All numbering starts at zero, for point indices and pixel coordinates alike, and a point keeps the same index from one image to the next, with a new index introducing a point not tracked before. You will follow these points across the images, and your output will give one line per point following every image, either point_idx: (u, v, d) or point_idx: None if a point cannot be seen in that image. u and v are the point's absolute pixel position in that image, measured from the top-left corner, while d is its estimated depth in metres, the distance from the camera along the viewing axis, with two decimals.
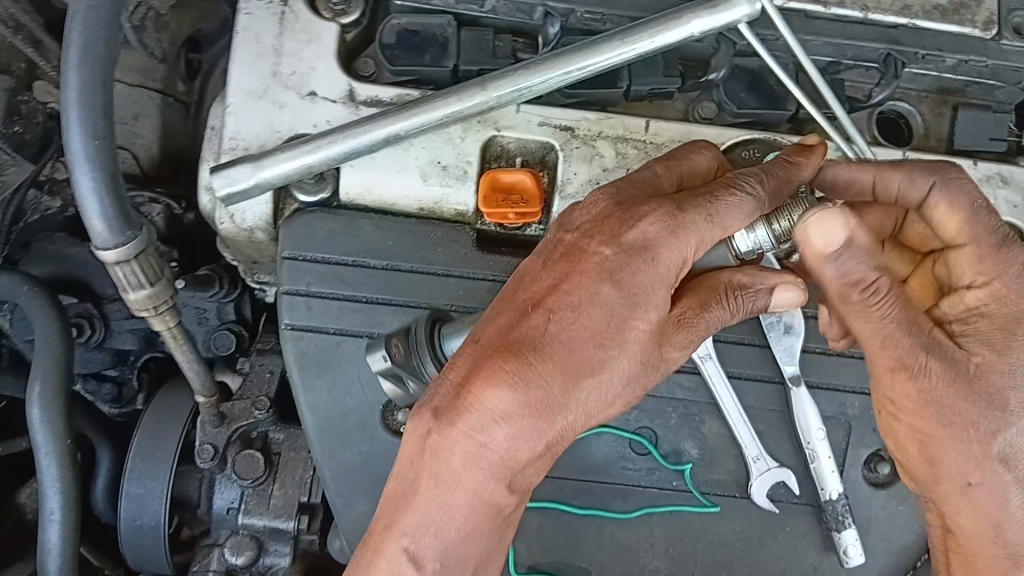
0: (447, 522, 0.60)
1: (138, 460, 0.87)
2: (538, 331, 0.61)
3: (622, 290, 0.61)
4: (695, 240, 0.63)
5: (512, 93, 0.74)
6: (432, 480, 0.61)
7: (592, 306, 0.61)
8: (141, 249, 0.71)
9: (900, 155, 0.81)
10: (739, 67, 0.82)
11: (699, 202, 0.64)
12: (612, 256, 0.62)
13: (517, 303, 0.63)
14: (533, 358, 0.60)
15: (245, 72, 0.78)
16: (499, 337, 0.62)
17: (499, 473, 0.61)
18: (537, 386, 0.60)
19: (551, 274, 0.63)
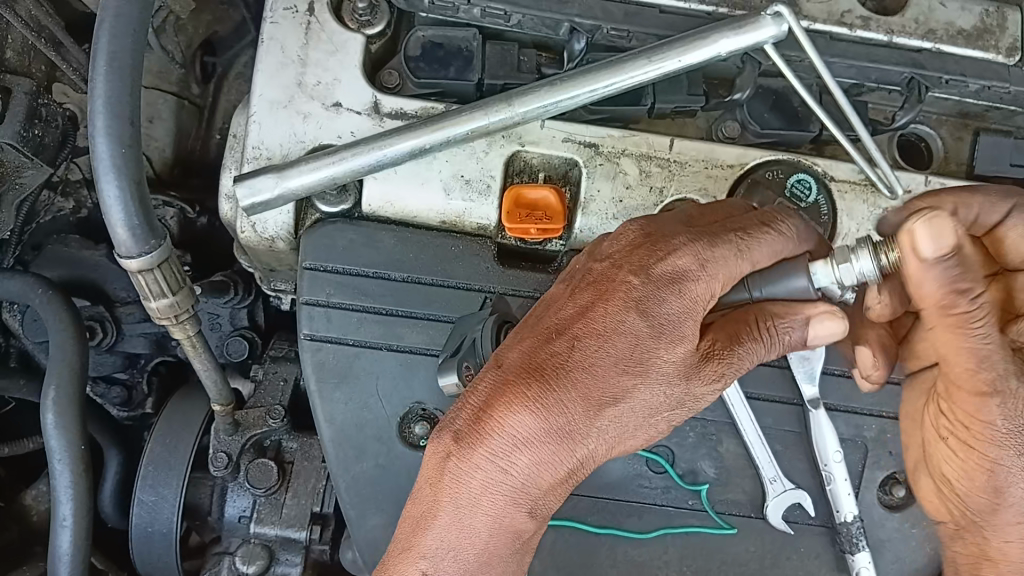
0: (467, 543, 0.62)
1: (151, 468, 0.86)
2: (561, 359, 0.61)
3: (648, 321, 0.60)
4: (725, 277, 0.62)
5: (539, 109, 0.73)
6: (453, 505, 0.61)
7: (616, 336, 0.60)
8: (164, 258, 0.70)
9: (922, 179, 0.81)
10: (763, 86, 0.82)
11: (731, 238, 0.64)
12: (638, 286, 0.61)
13: (542, 329, 0.63)
14: (557, 386, 0.60)
15: (270, 81, 0.78)
16: (522, 364, 0.61)
17: (519, 497, 0.61)
18: (560, 414, 0.60)
19: (577, 302, 0.63)
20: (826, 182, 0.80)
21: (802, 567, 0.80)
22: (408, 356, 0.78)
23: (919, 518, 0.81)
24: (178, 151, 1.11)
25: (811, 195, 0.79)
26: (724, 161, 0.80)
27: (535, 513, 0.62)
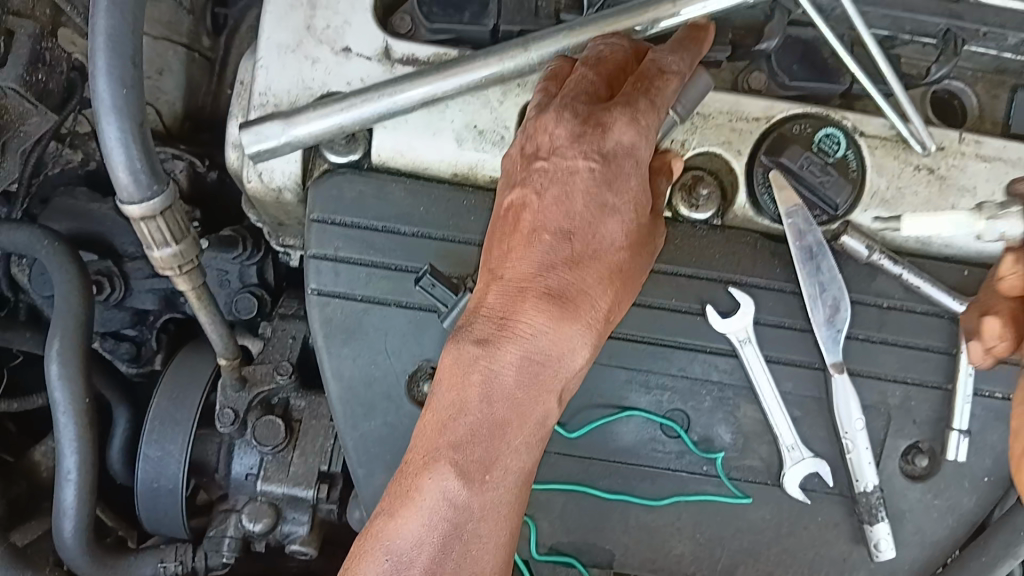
0: (494, 442, 0.60)
1: (157, 423, 0.85)
2: (555, 247, 0.61)
3: (618, 192, 0.61)
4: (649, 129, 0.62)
5: (556, 55, 0.70)
6: (473, 407, 0.60)
7: (606, 214, 0.61)
8: (168, 206, 0.68)
9: (956, 135, 0.77)
10: (792, 36, 0.78)
11: (639, 96, 0.62)
12: (593, 163, 0.61)
13: (525, 227, 0.62)
14: (553, 270, 0.61)
15: (277, 25, 0.75)
16: (519, 263, 0.61)
17: (538, 383, 0.61)
18: (562, 295, 0.61)
19: (546, 197, 0.62)
20: (856, 137, 0.76)
21: (819, 536, 0.78)
22: (418, 314, 0.76)
23: (941, 488, 0.79)
24: (189, 105, 1.09)
25: (840, 150, 0.76)
26: (749, 114, 0.76)
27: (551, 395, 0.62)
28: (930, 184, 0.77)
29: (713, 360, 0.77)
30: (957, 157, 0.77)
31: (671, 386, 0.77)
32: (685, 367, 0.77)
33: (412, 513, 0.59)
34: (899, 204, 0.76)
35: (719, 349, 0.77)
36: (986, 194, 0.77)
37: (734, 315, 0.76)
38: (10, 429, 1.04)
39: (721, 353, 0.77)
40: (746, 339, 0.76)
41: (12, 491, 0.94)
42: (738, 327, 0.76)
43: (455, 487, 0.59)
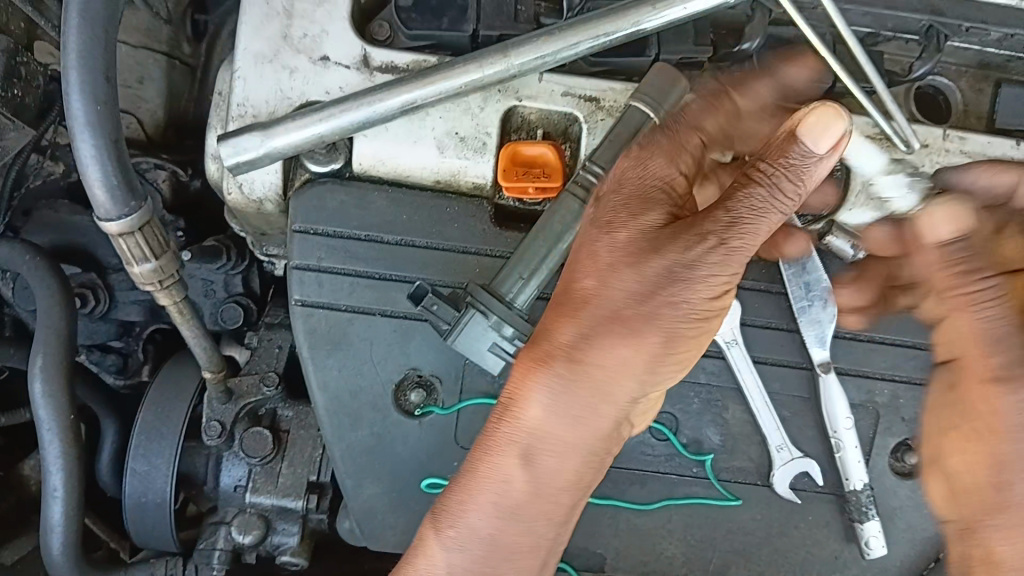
0: (519, 526, 0.66)
1: (143, 437, 0.84)
2: (628, 365, 0.63)
3: (700, 309, 0.63)
4: (794, 204, 0.62)
5: (536, 60, 0.70)
6: (514, 496, 0.65)
7: (675, 344, 0.63)
8: (146, 221, 0.67)
9: (940, 132, 0.77)
10: (774, 36, 0.79)
11: (781, 185, 0.61)
12: (710, 252, 0.61)
13: (607, 310, 0.64)
14: (622, 379, 0.64)
15: (254, 35, 0.74)
16: (593, 365, 0.63)
17: (576, 484, 0.67)
18: (617, 406, 0.65)
19: (623, 272, 0.63)
20: None
21: (810, 536, 0.78)
22: (403, 322, 0.75)
23: None
24: (171, 113, 1.07)
25: None
26: None
27: (583, 493, 0.68)
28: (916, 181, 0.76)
29: (700, 362, 0.77)
30: (941, 153, 0.77)
31: None
32: None
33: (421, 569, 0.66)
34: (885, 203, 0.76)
35: (706, 350, 0.77)
36: None
37: (720, 317, 0.75)
38: None
39: (708, 355, 0.77)
40: (733, 341, 0.75)
41: None
42: (725, 329, 0.75)
43: (471, 558, 0.66)
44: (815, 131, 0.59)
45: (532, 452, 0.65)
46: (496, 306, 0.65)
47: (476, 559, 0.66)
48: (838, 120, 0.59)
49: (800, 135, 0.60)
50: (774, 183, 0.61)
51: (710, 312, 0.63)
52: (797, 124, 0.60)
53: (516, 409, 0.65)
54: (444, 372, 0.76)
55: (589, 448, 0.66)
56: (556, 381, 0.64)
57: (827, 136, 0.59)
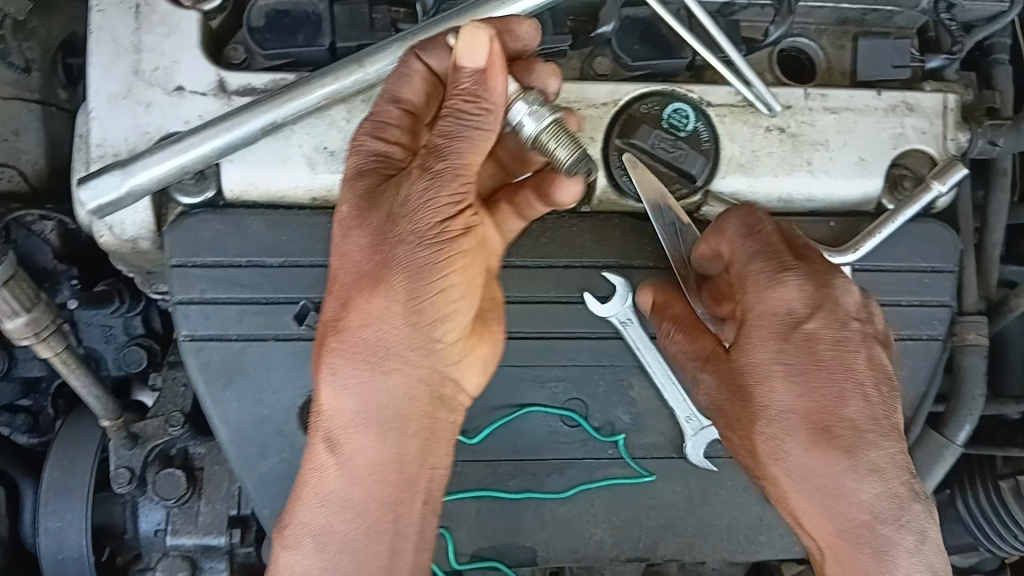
0: (348, 514, 0.62)
1: (52, 493, 0.82)
2: (389, 313, 0.58)
3: (437, 231, 0.57)
4: (490, 117, 0.58)
5: (391, 67, 0.70)
6: (333, 483, 0.62)
7: (427, 275, 0.57)
8: (12, 273, 0.66)
9: (803, 93, 0.78)
10: (628, 18, 0.77)
11: (459, 107, 0.57)
12: (417, 180, 0.57)
13: (351, 271, 0.59)
14: (389, 326, 0.59)
15: (102, 74, 0.72)
16: (356, 329, 0.59)
17: (395, 459, 0.62)
18: (416, 359, 0.60)
19: (358, 232, 0.59)
20: (704, 108, 0.77)
21: (730, 501, 0.79)
22: (299, 345, 0.74)
23: None
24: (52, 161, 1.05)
25: (689, 123, 0.76)
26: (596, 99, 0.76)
27: (415, 469, 0.63)
28: (783, 143, 0.78)
29: (602, 346, 0.77)
30: (804, 113, 0.78)
31: (565, 377, 0.77)
32: (575, 356, 0.77)
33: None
34: (755, 168, 0.77)
35: (605, 333, 0.77)
36: (840, 145, 0.79)
37: (614, 298, 0.76)
38: None
39: (608, 338, 0.77)
40: (628, 320, 0.76)
41: None
42: (618, 308, 0.76)
43: (310, 556, 0.62)
44: (467, 50, 0.56)
45: (332, 434, 0.62)
46: None
47: (316, 557, 0.62)
48: (481, 32, 0.56)
49: (456, 60, 0.57)
50: (454, 108, 0.57)
51: (446, 237, 0.57)
52: (455, 53, 0.57)
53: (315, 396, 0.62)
54: None
55: (389, 415, 0.61)
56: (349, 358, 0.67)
57: (478, 50, 0.56)
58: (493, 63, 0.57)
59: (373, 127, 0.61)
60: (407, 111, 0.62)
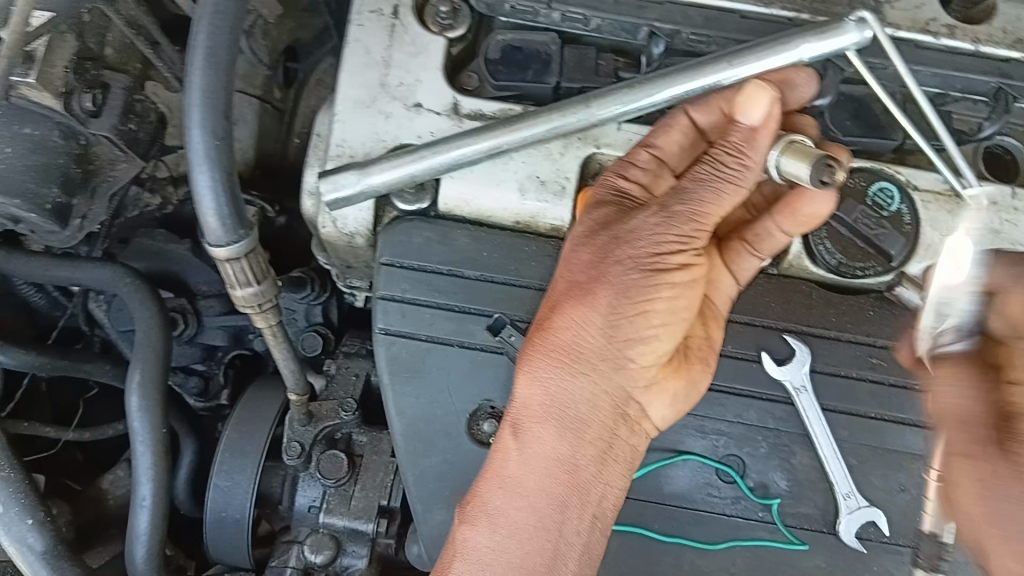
0: (521, 500, 0.68)
1: (227, 454, 0.89)
2: (589, 323, 0.68)
3: (650, 262, 0.68)
4: (741, 172, 0.68)
5: (614, 111, 0.74)
6: (512, 468, 0.69)
7: (634, 297, 0.67)
8: (251, 249, 0.72)
9: (1010, 189, 0.80)
10: (846, 94, 0.82)
11: (720, 158, 0.68)
12: (654, 215, 0.68)
13: (567, 283, 0.70)
14: (588, 335, 0.68)
15: (354, 82, 0.80)
16: (558, 332, 0.69)
17: (570, 457, 0.69)
18: (609, 372, 0.68)
19: (583, 253, 0.70)
20: (910, 191, 0.79)
21: None
22: (480, 354, 0.79)
23: None
24: (260, 153, 1.15)
25: (894, 204, 0.79)
26: None
27: (587, 474, 0.69)
28: (984, 237, 0.79)
29: (768, 407, 0.79)
30: (1010, 211, 0.79)
31: (726, 431, 0.79)
32: (740, 414, 0.79)
33: (450, 556, 0.69)
34: None
35: (774, 395, 0.79)
36: None
37: (791, 363, 0.78)
38: (77, 458, 1.10)
39: (776, 400, 0.79)
40: (801, 388, 0.78)
41: (82, 518, 0.99)
42: (794, 374, 0.78)
43: (483, 534, 0.68)
44: (746, 106, 0.68)
45: (519, 421, 0.69)
46: None
47: (490, 535, 0.68)
48: (760, 91, 0.67)
49: (734, 114, 0.68)
50: (713, 158, 0.68)
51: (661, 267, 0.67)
52: (734, 106, 0.69)
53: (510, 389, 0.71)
54: None
55: (573, 417, 0.69)
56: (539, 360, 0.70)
57: (756, 106, 0.67)
58: (767, 123, 0.68)
59: (620, 166, 0.73)
60: (658, 155, 0.74)
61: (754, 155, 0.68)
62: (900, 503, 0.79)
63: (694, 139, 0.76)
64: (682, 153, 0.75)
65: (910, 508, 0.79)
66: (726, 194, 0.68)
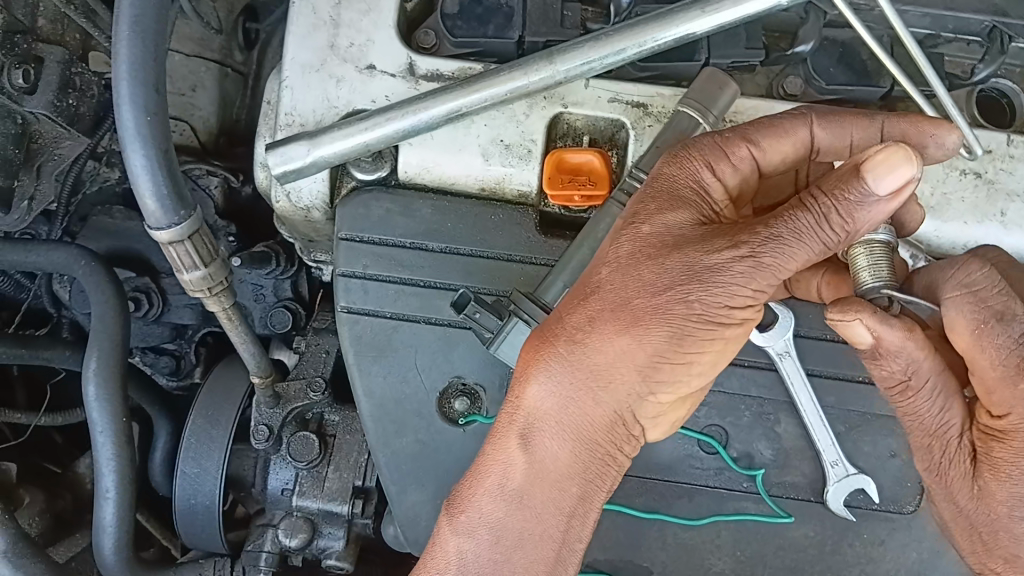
0: (525, 515, 0.62)
1: (194, 440, 0.86)
2: (628, 354, 0.59)
3: (715, 312, 0.57)
4: (840, 239, 0.57)
5: (581, 67, 0.69)
6: (518, 481, 0.62)
7: (686, 343, 0.58)
8: (195, 229, 0.68)
9: (1004, 137, 0.75)
10: (829, 38, 0.77)
11: (829, 215, 0.56)
12: (737, 262, 0.57)
13: (616, 298, 0.60)
14: (625, 367, 0.60)
15: (302, 45, 0.75)
16: (594, 350, 0.60)
17: (580, 476, 0.63)
18: (630, 400, 0.61)
19: (642, 268, 0.60)
20: None
21: (866, 554, 0.76)
22: (447, 330, 0.75)
23: None
24: (223, 122, 1.07)
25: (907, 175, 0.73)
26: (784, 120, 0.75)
27: (595, 490, 0.64)
28: (978, 188, 0.74)
29: (751, 374, 0.76)
30: (1005, 159, 0.75)
31: (709, 401, 0.76)
32: (722, 382, 0.76)
33: (440, 563, 0.63)
34: (944, 212, 0.74)
35: (757, 362, 0.76)
36: None
37: (775, 328, 0.74)
38: (56, 440, 1.06)
39: (759, 367, 0.76)
40: (785, 352, 0.74)
41: (58, 504, 0.96)
42: (777, 339, 0.74)
43: (483, 545, 0.62)
44: (882, 172, 0.54)
45: (532, 433, 0.62)
46: (540, 316, 0.67)
47: (488, 547, 0.62)
48: (907, 163, 0.54)
49: (863, 174, 0.55)
50: (819, 214, 0.56)
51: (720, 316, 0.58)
52: (863, 160, 0.56)
53: (519, 391, 0.63)
54: (489, 382, 0.76)
55: (590, 436, 0.62)
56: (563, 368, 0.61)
57: (894, 178, 0.54)
58: (896, 193, 0.55)
59: (712, 155, 0.62)
60: (757, 159, 0.63)
61: (859, 225, 0.57)
62: (890, 469, 0.76)
63: (804, 156, 0.64)
64: (783, 166, 0.64)
65: (901, 474, 0.76)
66: (814, 257, 0.57)
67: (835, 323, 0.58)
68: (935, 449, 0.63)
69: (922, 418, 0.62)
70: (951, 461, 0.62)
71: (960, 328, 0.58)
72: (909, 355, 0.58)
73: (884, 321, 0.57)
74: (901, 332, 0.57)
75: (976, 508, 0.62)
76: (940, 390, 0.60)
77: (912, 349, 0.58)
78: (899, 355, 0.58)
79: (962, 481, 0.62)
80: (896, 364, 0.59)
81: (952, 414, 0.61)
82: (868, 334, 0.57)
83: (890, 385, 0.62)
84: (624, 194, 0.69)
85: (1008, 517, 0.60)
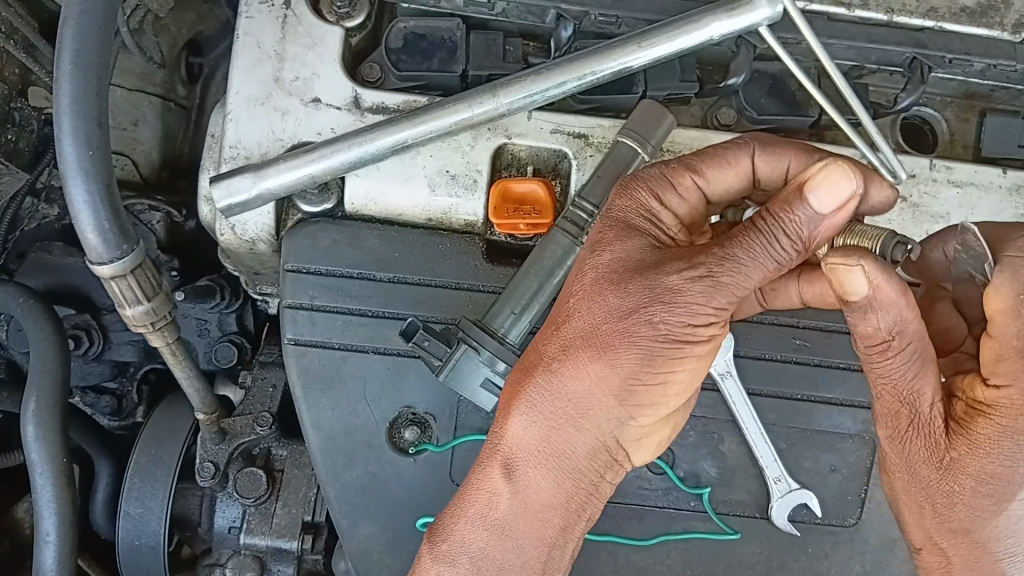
0: (506, 544, 0.64)
1: (137, 479, 0.84)
2: (602, 380, 0.61)
3: (681, 332, 0.59)
4: (791, 256, 0.59)
5: (524, 99, 0.70)
6: (501, 512, 0.64)
7: (658, 365, 0.60)
8: (139, 263, 0.67)
9: (927, 163, 0.79)
10: (759, 70, 0.80)
11: (779, 236, 0.58)
12: (693, 283, 0.59)
13: (586, 327, 0.62)
14: (603, 395, 0.61)
15: (245, 79, 0.75)
16: (568, 381, 0.62)
17: (563, 506, 0.64)
18: (609, 427, 0.62)
19: (607, 294, 0.62)
20: None
21: (811, 569, 0.77)
22: (397, 359, 0.75)
23: None
24: (166, 154, 1.06)
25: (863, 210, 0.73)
26: None
27: (577, 518, 0.66)
28: (903, 211, 0.78)
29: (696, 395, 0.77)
30: (929, 183, 0.79)
31: None
32: None
33: None
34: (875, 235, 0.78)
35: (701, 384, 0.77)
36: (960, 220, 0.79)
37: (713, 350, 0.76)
38: None
39: (703, 388, 0.77)
40: (727, 373, 0.76)
41: None
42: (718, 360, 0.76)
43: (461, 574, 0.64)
44: (822, 190, 0.57)
45: (514, 464, 0.64)
46: (488, 342, 0.67)
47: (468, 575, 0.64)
48: (846, 180, 0.56)
49: (806, 192, 0.57)
50: (769, 234, 0.58)
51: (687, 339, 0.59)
52: (806, 179, 0.57)
53: (502, 423, 0.64)
54: (438, 409, 0.76)
55: (572, 464, 0.63)
56: (539, 400, 0.62)
57: (834, 196, 0.56)
58: (839, 211, 0.58)
59: (656, 185, 0.65)
60: (701, 188, 0.66)
61: (806, 242, 0.59)
62: (831, 484, 0.78)
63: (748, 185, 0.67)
64: (727, 195, 0.67)
65: (841, 488, 0.78)
66: (769, 275, 0.59)
67: (833, 269, 0.58)
68: (901, 417, 0.63)
69: (894, 382, 0.62)
70: (920, 431, 0.63)
71: (1002, 290, 0.59)
72: (897, 313, 0.59)
73: (883, 271, 0.57)
74: (897, 288, 0.58)
75: (937, 480, 0.63)
76: (916, 356, 0.61)
77: (902, 306, 0.59)
78: (890, 310, 0.59)
79: (927, 450, 0.63)
80: (882, 320, 0.60)
81: (924, 382, 0.62)
82: (865, 284, 0.57)
83: (870, 344, 0.62)
84: (571, 224, 0.71)
85: (973, 491, 0.62)
